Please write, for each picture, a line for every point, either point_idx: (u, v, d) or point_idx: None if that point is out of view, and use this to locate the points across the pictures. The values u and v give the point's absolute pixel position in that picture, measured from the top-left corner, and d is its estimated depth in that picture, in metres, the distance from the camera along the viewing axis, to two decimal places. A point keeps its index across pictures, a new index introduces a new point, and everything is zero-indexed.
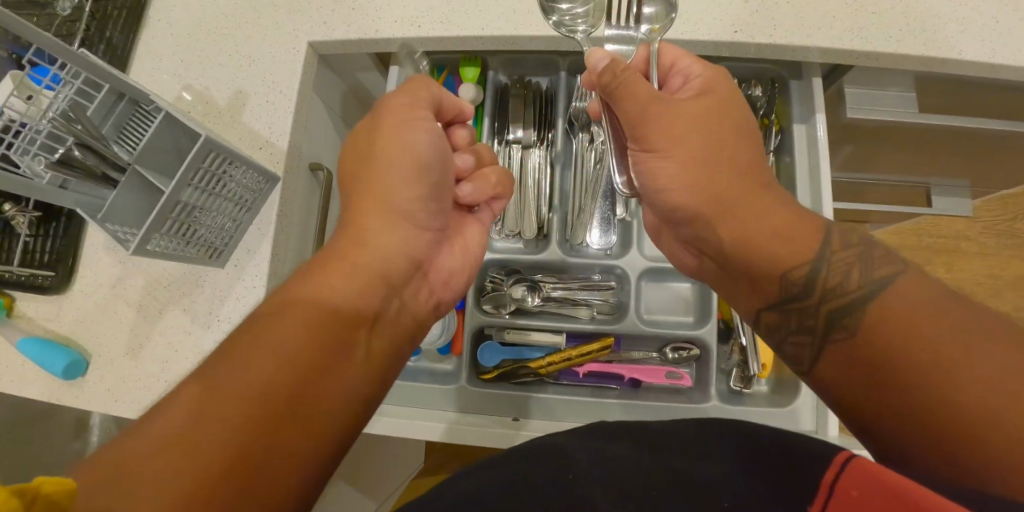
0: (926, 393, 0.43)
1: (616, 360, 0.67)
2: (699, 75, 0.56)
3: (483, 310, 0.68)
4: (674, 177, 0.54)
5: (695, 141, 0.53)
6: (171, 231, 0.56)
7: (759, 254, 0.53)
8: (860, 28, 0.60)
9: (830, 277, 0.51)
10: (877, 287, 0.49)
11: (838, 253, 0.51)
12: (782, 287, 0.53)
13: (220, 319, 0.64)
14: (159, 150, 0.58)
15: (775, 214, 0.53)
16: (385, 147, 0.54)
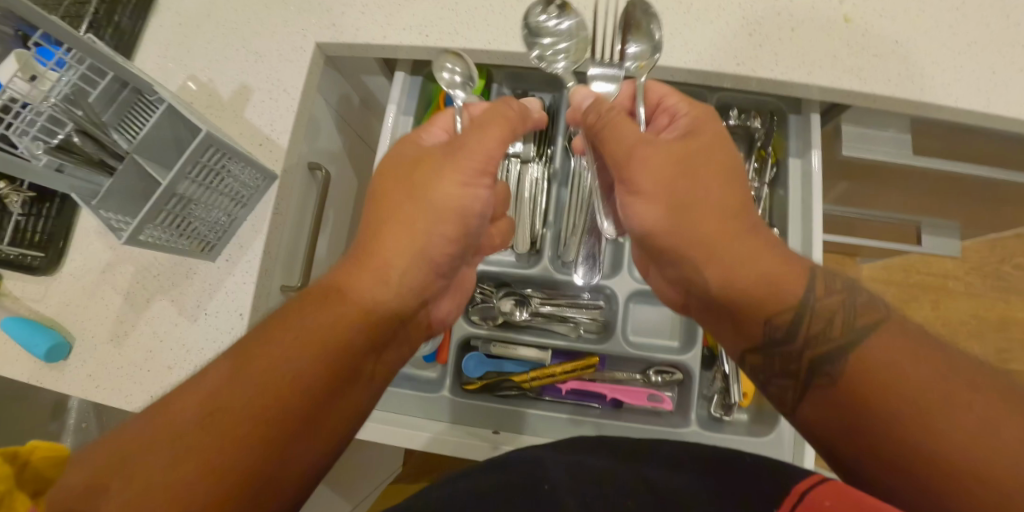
0: (908, 437, 0.44)
1: (599, 379, 0.68)
2: (692, 115, 0.56)
3: (470, 321, 0.68)
4: (654, 223, 0.55)
5: (677, 185, 0.54)
6: (165, 223, 0.56)
7: (742, 298, 0.54)
8: (859, 69, 0.61)
9: (815, 321, 0.52)
10: (861, 334, 0.50)
11: (823, 300, 0.52)
12: (764, 332, 0.53)
13: (208, 313, 0.63)
14: (158, 141, 0.58)
15: (762, 262, 0.53)
16: (400, 175, 0.55)
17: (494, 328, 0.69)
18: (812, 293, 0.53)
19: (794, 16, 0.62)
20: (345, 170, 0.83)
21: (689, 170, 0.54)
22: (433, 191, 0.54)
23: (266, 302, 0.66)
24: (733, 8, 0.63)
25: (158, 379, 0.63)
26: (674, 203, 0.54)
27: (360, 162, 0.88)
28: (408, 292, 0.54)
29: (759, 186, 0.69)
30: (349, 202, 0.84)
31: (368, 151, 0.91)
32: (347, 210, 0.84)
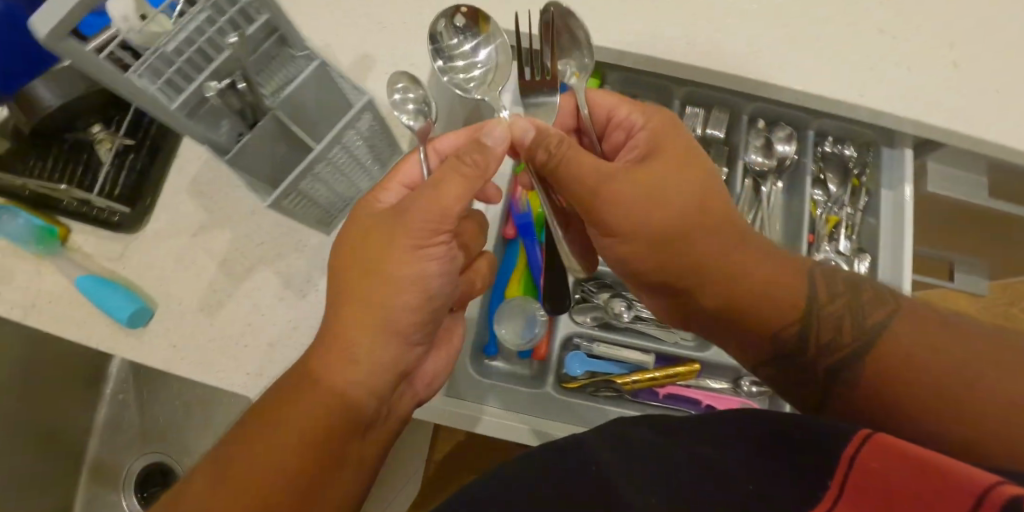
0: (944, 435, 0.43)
1: (694, 386, 0.69)
2: (646, 126, 0.57)
3: (575, 319, 0.69)
4: (646, 259, 0.56)
5: (659, 214, 0.54)
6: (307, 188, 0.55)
7: (740, 314, 0.54)
8: (966, 113, 0.65)
9: (823, 330, 0.52)
10: (874, 332, 0.49)
11: (826, 309, 0.52)
12: (778, 346, 0.53)
13: (319, 290, 0.60)
14: (300, 103, 0.55)
15: (755, 274, 0.53)
16: (369, 237, 0.51)
17: (597, 327, 0.70)
18: (864, 310, 0.51)
19: (907, 55, 0.66)
20: None
21: (658, 194, 0.54)
22: (374, 277, 0.50)
23: None
24: (853, 41, 0.66)
25: (259, 356, 0.60)
26: (665, 240, 0.54)
27: None
28: (415, 335, 0.53)
29: (853, 213, 0.73)
30: None
31: None
32: None
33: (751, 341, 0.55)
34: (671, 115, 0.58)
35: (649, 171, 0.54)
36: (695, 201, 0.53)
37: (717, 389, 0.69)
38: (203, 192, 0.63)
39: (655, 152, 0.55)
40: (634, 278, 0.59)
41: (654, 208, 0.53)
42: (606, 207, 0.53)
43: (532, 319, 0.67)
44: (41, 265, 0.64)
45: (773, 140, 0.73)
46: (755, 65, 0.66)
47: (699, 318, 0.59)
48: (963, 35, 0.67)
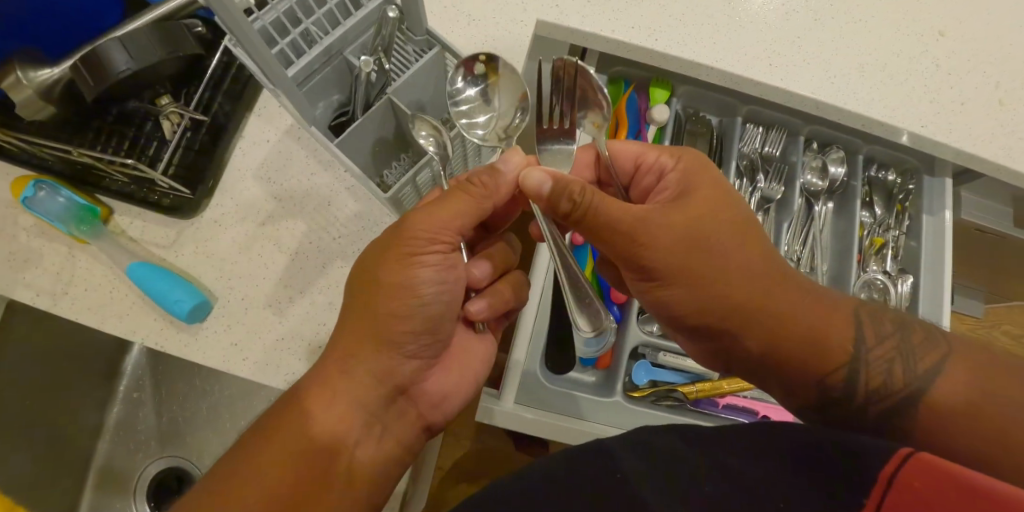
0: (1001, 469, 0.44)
1: (749, 396, 0.71)
2: (678, 170, 0.56)
3: (643, 329, 0.68)
4: (684, 307, 0.54)
5: (696, 259, 0.53)
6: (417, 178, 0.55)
7: (787, 363, 0.53)
8: (1011, 148, 0.70)
9: (873, 374, 0.51)
10: (924, 378, 0.49)
11: (875, 351, 0.51)
12: (823, 393, 0.52)
13: None
14: (413, 87, 0.52)
15: (803, 316, 0.52)
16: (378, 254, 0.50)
17: (660, 337, 0.69)
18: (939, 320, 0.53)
19: (960, 90, 0.70)
20: None
21: (696, 240, 0.53)
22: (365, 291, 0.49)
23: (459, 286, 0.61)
24: (913, 73, 0.70)
25: None
26: (699, 289, 0.53)
27: None
28: (422, 343, 0.52)
29: (897, 235, 0.77)
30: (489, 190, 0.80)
31: None
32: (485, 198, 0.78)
33: (790, 388, 0.54)
34: (699, 154, 0.58)
35: (684, 214, 0.53)
36: (721, 249, 0.53)
37: (773, 400, 0.70)
38: (272, 179, 0.59)
39: (688, 193, 0.54)
40: (672, 322, 0.58)
41: (687, 254, 0.53)
42: (645, 248, 0.52)
43: (601, 329, 0.68)
44: (77, 248, 0.57)
45: (827, 163, 0.76)
46: (826, 88, 0.68)
47: (738, 363, 0.57)
48: (1009, 75, 0.71)
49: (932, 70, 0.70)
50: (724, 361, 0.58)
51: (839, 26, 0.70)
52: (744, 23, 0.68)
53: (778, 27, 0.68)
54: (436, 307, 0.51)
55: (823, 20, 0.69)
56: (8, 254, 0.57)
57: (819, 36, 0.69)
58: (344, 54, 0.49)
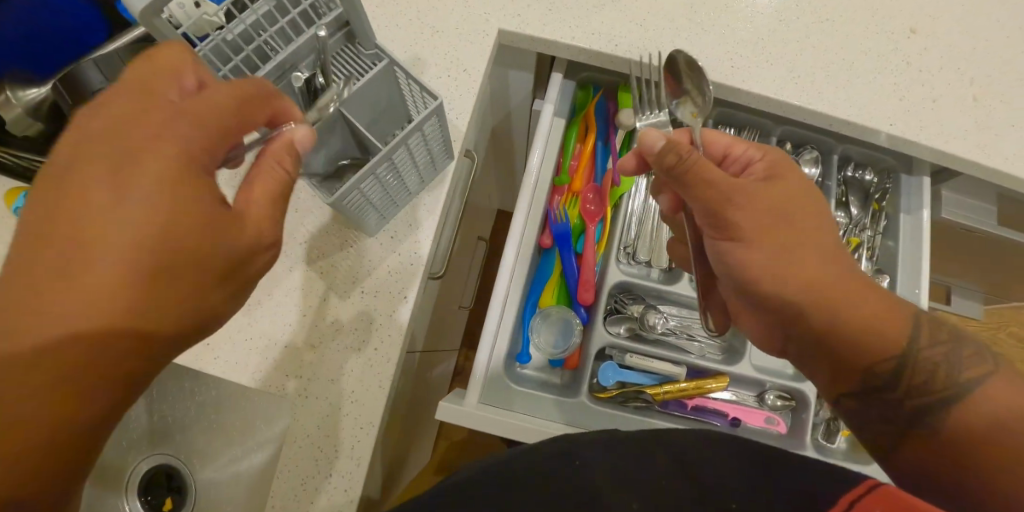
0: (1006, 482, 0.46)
1: (721, 398, 0.71)
2: (767, 158, 0.56)
3: (609, 330, 0.69)
4: (756, 263, 0.52)
5: (777, 221, 0.52)
6: (374, 190, 0.54)
7: (840, 335, 0.52)
8: (982, 146, 0.69)
9: (917, 371, 0.52)
10: (966, 389, 0.51)
11: (927, 349, 0.52)
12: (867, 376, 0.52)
13: (365, 290, 0.59)
14: (362, 100, 0.54)
15: (870, 304, 0.52)
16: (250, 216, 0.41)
17: (627, 338, 0.70)
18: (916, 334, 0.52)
19: (933, 88, 0.70)
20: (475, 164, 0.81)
21: (777, 207, 0.53)
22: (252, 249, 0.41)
23: (424, 285, 0.62)
24: (884, 71, 0.70)
25: (299, 357, 0.57)
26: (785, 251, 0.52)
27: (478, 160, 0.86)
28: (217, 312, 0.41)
29: (874, 234, 0.76)
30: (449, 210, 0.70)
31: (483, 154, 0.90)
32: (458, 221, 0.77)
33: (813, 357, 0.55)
34: None
35: (772, 191, 0.53)
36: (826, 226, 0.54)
37: (742, 402, 0.70)
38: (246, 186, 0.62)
39: (778, 179, 0.54)
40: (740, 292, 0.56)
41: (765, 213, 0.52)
42: (735, 195, 0.52)
43: (567, 327, 0.70)
44: None
45: (801, 163, 0.75)
46: (791, 89, 0.68)
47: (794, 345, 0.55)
48: (984, 71, 0.70)
49: (903, 68, 0.70)
50: (778, 338, 0.57)
51: (806, 27, 0.70)
52: (706, 26, 0.68)
53: (742, 30, 0.69)
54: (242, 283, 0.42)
55: (789, 21, 0.70)
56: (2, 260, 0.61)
57: (783, 38, 0.69)
58: (296, 69, 0.52)
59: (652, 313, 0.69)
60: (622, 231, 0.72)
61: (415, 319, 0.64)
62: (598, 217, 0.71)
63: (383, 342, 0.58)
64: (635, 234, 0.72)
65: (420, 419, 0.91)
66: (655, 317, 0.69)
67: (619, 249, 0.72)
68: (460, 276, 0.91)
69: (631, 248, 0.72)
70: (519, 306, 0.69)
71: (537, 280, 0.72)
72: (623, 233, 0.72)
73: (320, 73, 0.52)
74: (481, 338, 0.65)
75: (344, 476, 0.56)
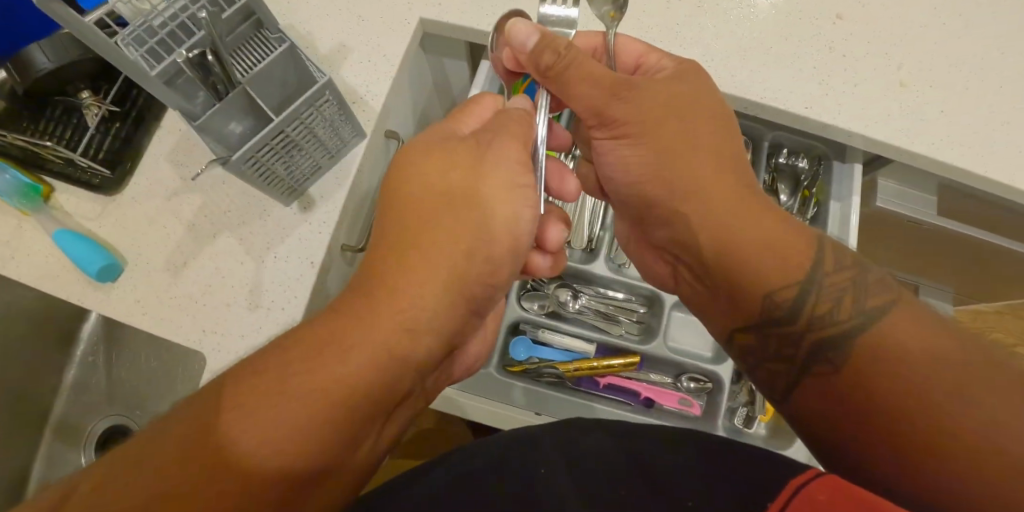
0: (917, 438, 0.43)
1: (635, 378, 0.72)
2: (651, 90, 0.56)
3: (523, 306, 0.72)
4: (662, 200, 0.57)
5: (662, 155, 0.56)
6: (271, 159, 0.58)
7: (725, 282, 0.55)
8: (902, 131, 0.68)
9: (822, 300, 0.52)
10: (871, 317, 0.49)
11: (831, 277, 0.52)
12: (765, 306, 0.53)
13: (276, 256, 0.64)
14: (269, 79, 0.59)
15: (768, 224, 0.53)
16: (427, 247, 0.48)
17: (543, 315, 0.72)
18: (821, 266, 0.52)
19: (855, 74, 0.70)
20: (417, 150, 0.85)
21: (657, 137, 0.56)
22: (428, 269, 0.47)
23: (336, 253, 0.67)
24: (803, 55, 0.70)
25: (215, 316, 0.63)
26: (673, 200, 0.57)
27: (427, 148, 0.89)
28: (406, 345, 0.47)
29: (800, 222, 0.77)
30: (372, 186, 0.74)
31: None
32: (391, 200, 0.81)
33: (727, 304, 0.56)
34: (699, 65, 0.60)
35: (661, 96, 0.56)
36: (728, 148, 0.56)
37: (655, 382, 0.71)
38: (182, 162, 0.68)
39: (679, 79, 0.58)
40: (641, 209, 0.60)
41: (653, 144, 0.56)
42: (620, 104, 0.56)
43: None
44: (24, 221, 0.68)
45: None
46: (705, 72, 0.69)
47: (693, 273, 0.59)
48: (911, 57, 0.70)
49: (824, 53, 0.70)
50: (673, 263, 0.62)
51: (726, 13, 0.71)
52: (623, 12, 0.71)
53: (657, 17, 0.71)
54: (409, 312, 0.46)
55: (704, 9, 0.71)
56: None
57: (700, 25, 0.71)
58: None
59: (563, 289, 0.72)
60: None
61: (325, 286, 0.67)
62: None
63: (289, 303, 0.63)
64: None
65: None
66: (564, 293, 0.72)
67: None
68: None
69: None
70: None
71: None
72: None
73: (211, 53, 0.55)
74: None
75: None
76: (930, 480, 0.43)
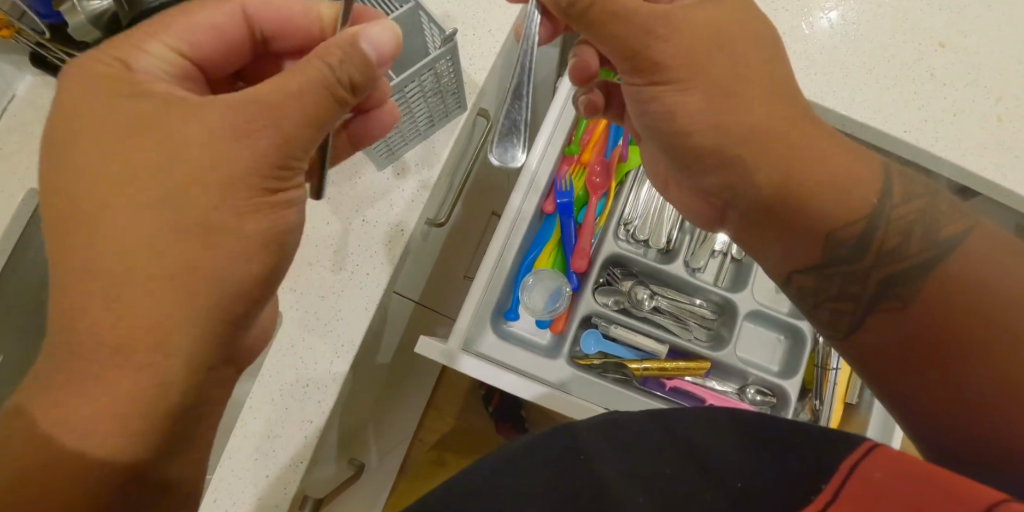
0: (1008, 400, 0.42)
1: (700, 384, 0.71)
2: (754, 57, 0.52)
3: (599, 300, 0.72)
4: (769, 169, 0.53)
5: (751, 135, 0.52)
6: None
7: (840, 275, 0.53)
8: (996, 160, 0.68)
9: (890, 235, 0.51)
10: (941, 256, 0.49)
11: (899, 208, 0.51)
12: (835, 245, 0.52)
13: (365, 219, 0.63)
14: None
15: (846, 166, 0.52)
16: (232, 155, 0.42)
17: (616, 311, 0.72)
18: (885, 197, 0.51)
19: (955, 102, 0.69)
20: (500, 132, 0.86)
21: None
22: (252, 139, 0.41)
23: (421, 227, 0.66)
24: (905, 81, 0.70)
25: (296, 272, 0.61)
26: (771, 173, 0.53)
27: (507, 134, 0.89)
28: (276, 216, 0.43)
29: None
30: (461, 166, 0.73)
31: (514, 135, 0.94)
32: (474, 184, 0.83)
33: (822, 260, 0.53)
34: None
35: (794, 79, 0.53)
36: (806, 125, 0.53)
37: (720, 390, 0.70)
38: None
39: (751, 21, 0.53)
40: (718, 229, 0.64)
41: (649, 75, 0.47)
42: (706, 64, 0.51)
43: (555, 293, 0.71)
44: None
45: None
46: (808, 82, 0.70)
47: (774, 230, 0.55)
48: (1012, 93, 0.69)
49: (926, 79, 0.70)
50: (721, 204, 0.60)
51: (831, 27, 0.71)
52: None
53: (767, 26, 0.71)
54: (263, 212, 0.42)
55: (811, 20, 0.72)
56: None
57: (805, 35, 0.71)
58: None
59: (636, 287, 0.72)
60: (624, 208, 0.74)
61: (404, 259, 0.66)
62: (602, 189, 0.73)
63: (373, 269, 0.62)
64: (639, 214, 0.74)
65: (404, 383, 0.93)
66: (640, 290, 0.72)
67: (618, 225, 0.74)
68: (470, 244, 0.94)
69: (632, 225, 0.74)
70: (514, 264, 0.71)
71: (535, 243, 0.73)
72: (626, 210, 0.74)
73: None
74: (469, 289, 0.67)
75: (319, 390, 0.60)
76: (1000, 427, 0.42)
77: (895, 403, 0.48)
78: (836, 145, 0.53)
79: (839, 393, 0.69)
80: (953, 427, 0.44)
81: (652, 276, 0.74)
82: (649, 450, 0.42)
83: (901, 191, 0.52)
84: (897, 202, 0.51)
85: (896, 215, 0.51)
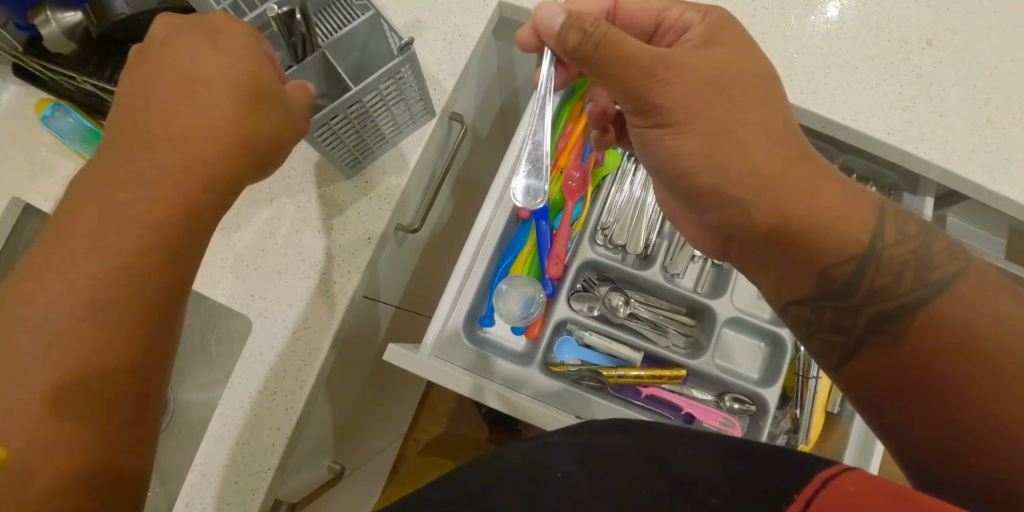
0: (991, 426, 0.41)
1: (678, 392, 0.70)
2: (723, 63, 0.51)
3: (573, 306, 0.72)
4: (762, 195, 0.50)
5: (721, 149, 0.51)
6: (325, 139, 0.57)
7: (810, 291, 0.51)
8: (984, 166, 0.65)
9: (880, 272, 0.49)
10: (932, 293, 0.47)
11: (891, 250, 0.49)
12: (823, 281, 0.50)
13: (335, 227, 0.63)
14: (347, 48, 0.57)
15: (823, 188, 0.50)
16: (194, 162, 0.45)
17: (592, 317, 0.72)
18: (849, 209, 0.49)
19: (942, 105, 0.67)
20: (481, 137, 0.85)
21: None
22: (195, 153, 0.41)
23: (391, 233, 0.66)
24: (890, 82, 0.68)
25: (265, 281, 0.62)
26: (754, 193, 0.50)
27: (491, 138, 0.89)
28: None
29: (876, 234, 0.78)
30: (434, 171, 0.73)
31: (499, 139, 0.94)
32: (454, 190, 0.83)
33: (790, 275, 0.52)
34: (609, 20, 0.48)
35: (763, 89, 0.52)
36: (777, 136, 0.51)
37: (698, 398, 0.69)
38: None
39: (715, 43, 0.52)
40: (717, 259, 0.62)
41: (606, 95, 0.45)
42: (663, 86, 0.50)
43: (532, 299, 0.70)
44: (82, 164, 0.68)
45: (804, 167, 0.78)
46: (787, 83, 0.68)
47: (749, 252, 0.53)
48: (1003, 92, 0.67)
49: (912, 80, 0.68)
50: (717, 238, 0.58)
51: (814, 26, 0.69)
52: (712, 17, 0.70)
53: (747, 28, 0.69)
54: None
55: (793, 19, 0.70)
56: (30, 163, 0.68)
57: (785, 34, 0.69)
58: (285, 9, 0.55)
59: (612, 293, 0.72)
60: (600, 212, 0.74)
61: (375, 265, 0.66)
62: (578, 194, 0.71)
63: (340, 276, 0.62)
64: (615, 219, 0.74)
65: (387, 388, 0.94)
66: (615, 296, 0.72)
67: (595, 230, 0.73)
68: (453, 249, 0.94)
69: (609, 230, 0.74)
70: (487, 270, 0.70)
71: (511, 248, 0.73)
72: (602, 215, 0.74)
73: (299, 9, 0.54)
74: (442, 296, 0.67)
75: (287, 397, 0.60)
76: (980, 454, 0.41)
77: (885, 426, 0.47)
78: (808, 156, 0.51)
79: (820, 401, 0.68)
80: (939, 450, 0.43)
81: (630, 281, 0.73)
82: (614, 463, 0.41)
83: (867, 201, 0.50)
84: (890, 242, 0.49)
85: (886, 251, 0.49)
